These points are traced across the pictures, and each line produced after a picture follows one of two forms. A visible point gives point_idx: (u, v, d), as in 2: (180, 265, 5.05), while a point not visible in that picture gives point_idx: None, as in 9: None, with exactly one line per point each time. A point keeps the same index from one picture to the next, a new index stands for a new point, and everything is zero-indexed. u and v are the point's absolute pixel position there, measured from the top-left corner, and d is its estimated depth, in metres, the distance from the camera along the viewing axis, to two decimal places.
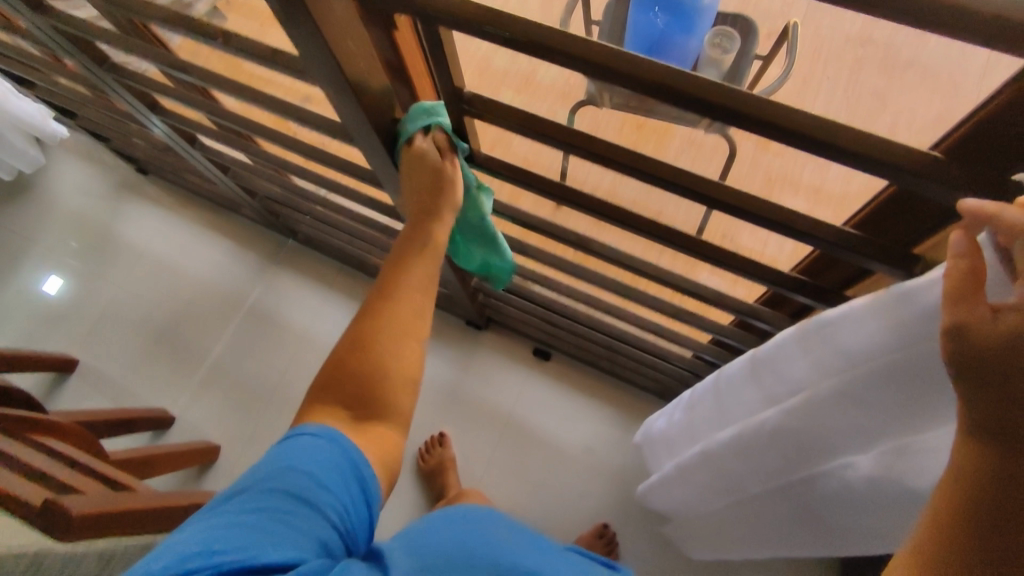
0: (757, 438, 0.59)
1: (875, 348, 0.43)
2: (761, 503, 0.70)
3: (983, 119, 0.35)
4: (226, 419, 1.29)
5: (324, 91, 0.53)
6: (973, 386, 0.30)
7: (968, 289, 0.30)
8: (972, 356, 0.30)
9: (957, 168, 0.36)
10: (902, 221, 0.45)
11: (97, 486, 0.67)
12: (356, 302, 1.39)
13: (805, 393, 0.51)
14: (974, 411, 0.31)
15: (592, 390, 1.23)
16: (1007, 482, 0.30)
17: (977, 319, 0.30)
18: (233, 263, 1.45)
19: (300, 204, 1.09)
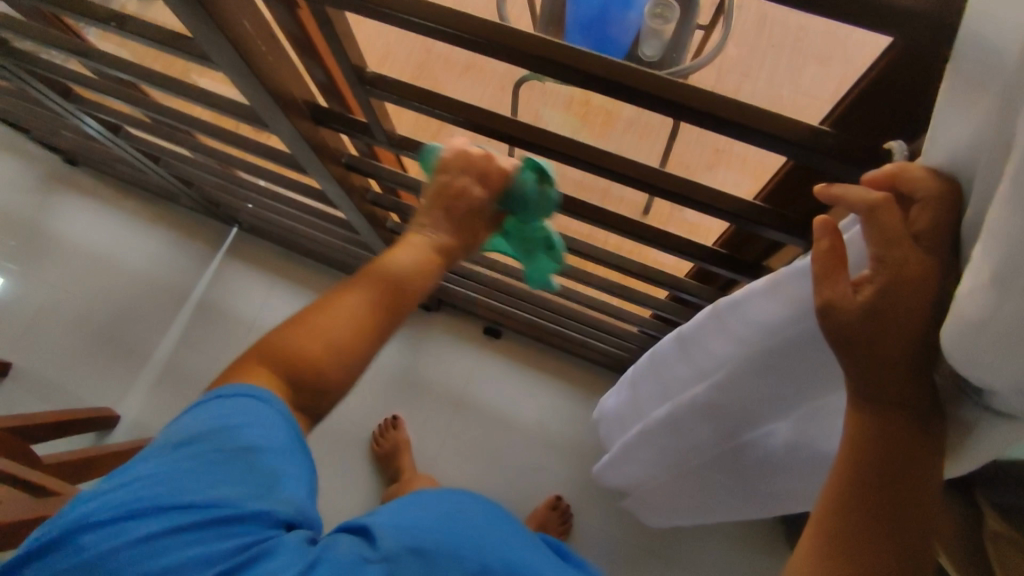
0: (690, 410, 0.61)
1: (778, 322, 0.45)
2: (703, 473, 0.72)
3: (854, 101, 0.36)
4: (175, 414, 1.27)
5: (226, 75, 0.51)
6: (849, 358, 0.32)
7: (828, 264, 0.31)
8: (842, 332, 0.31)
9: (836, 142, 0.37)
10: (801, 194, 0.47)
11: (25, 491, 0.66)
12: (304, 289, 1.37)
13: (727, 366, 0.53)
14: (854, 382, 0.32)
15: (544, 367, 1.25)
16: (893, 444, 0.31)
17: (841, 296, 0.31)
18: (175, 254, 1.41)
19: (236, 192, 1.06)
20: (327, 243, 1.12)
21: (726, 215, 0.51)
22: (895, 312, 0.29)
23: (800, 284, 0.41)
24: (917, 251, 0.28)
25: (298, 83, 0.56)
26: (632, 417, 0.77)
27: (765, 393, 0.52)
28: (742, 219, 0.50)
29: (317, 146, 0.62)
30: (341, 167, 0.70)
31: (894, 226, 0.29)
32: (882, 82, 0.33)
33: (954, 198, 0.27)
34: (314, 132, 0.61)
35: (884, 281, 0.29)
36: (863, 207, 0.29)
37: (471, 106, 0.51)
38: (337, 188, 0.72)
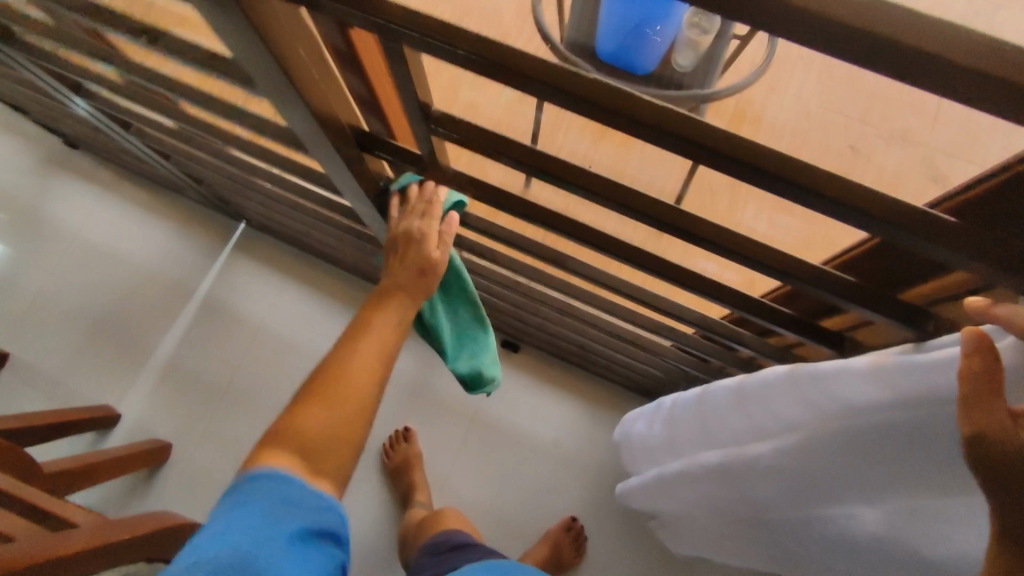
0: (750, 470, 0.57)
1: (873, 405, 0.41)
2: (757, 530, 0.67)
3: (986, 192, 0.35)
4: (177, 416, 1.23)
5: (270, 101, 0.47)
6: (1001, 494, 0.28)
7: (982, 393, 0.28)
8: (997, 471, 0.28)
9: (967, 234, 0.35)
10: (891, 266, 0.46)
11: (29, 525, 0.61)
12: (313, 290, 1.32)
13: (800, 435, 0.49)
14: (1002, 518, 0.29)
15: (560, 383, 1.21)
16: None
17: (999, 429, 0.27)
18: (178, 247, 1.35)
19: (251, 194, 1.00)
20: (343, 250, 1.07)
21: (800, 281, 0.47)
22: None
23: (899, 373, 0.38)
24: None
25: (344, 109, 0.52)
26: (668, 452, 0.75)
27: (826, 470, 0.49)
28: (824, 289, 0.47)
29: (358, 174, 0.58)
30: (378, 191, 0.65)
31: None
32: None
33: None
34: (355, 158, 0.57)
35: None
36: None
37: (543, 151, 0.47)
38: (371, 213, 0.67)
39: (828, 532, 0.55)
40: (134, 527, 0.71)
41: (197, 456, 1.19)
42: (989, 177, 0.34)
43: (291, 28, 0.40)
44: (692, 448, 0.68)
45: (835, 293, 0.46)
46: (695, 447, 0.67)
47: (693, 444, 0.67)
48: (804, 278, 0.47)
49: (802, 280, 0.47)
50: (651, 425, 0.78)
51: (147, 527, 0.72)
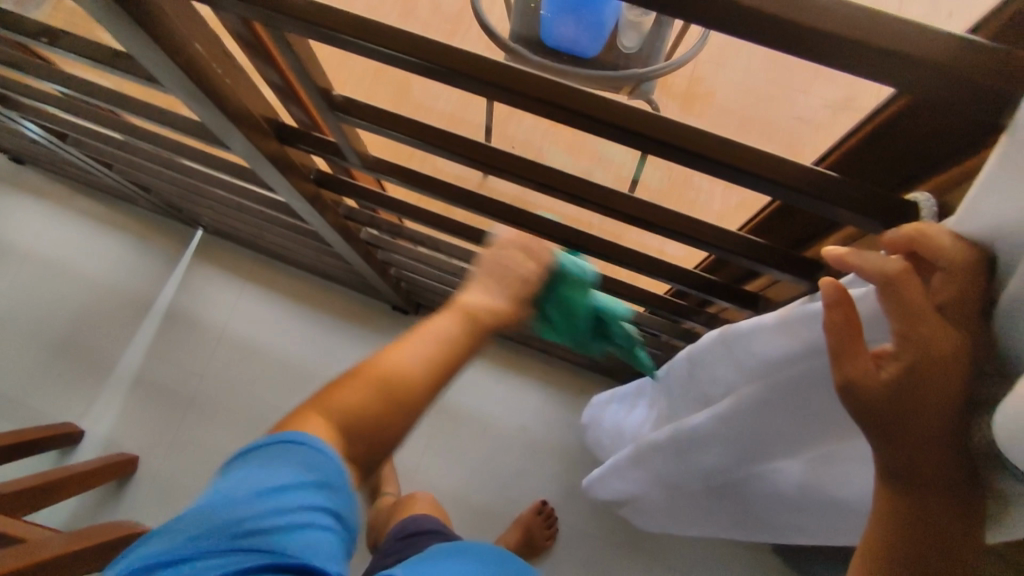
0: (693, 437, 0.58)
1: (787, 359, 0.43)
2: (702, 495, 0.69)
3: (857, 145, 0.37)
4: (142, 429, 1.21)
5: (181, 99, 0.47)
6: (877, 436, 0.29)
7: (845, 338, 0.29)
8: (867, 409, 0.29)
9: (851, 185, 0.37)
10: (799, 225, 0.48)
11: None
12: (273, 293, 1.30)
13: (732, 395, 0.50)
14: (884, 461, 0.30)
15: (525, 369, 1.22)
16: (928, 525, 0.29)
17: (863, 373, 0.29)
18: (134, 258, 1.33)
19: (198, 199, 1.00)
20: (296, 250, 1.07)
21: (720, 250, 0.50)
22: (920, 391, 0.27)
23: (801, 321, 0.40)
24: (945, 331, 0.27)
25: (261, 103, 0.52)
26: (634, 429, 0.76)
27: (759, 428, 0.50)
28: (740, 254, 0.49)
29: (285, 168, 0.58)
30: (311, 185, 0.66)
31: (920, 304, 0.27)
32: (884, 129, 0.34)
33: (984, 270, 0.26)
34: (281, 153, 0.57)
35: (913, 361, 0.27)
36: (878, 277, 0.27)
37: (458, 136, 0.49)
38: (308, 207, 0.68)
39: (766, 486, 0.57)
40: (93, 538, 0.71)
41: (165, 466, 1.18)
42: (851, 134, 0.37)
43: (187, 23, 0.40)
44: (653, 421, 0.69)
45: (743, 256, 0.49)
46: (655, 420, 0.68)
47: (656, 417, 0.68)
48: (712, 243, 0.50)
49: (716, 247, 0.50)
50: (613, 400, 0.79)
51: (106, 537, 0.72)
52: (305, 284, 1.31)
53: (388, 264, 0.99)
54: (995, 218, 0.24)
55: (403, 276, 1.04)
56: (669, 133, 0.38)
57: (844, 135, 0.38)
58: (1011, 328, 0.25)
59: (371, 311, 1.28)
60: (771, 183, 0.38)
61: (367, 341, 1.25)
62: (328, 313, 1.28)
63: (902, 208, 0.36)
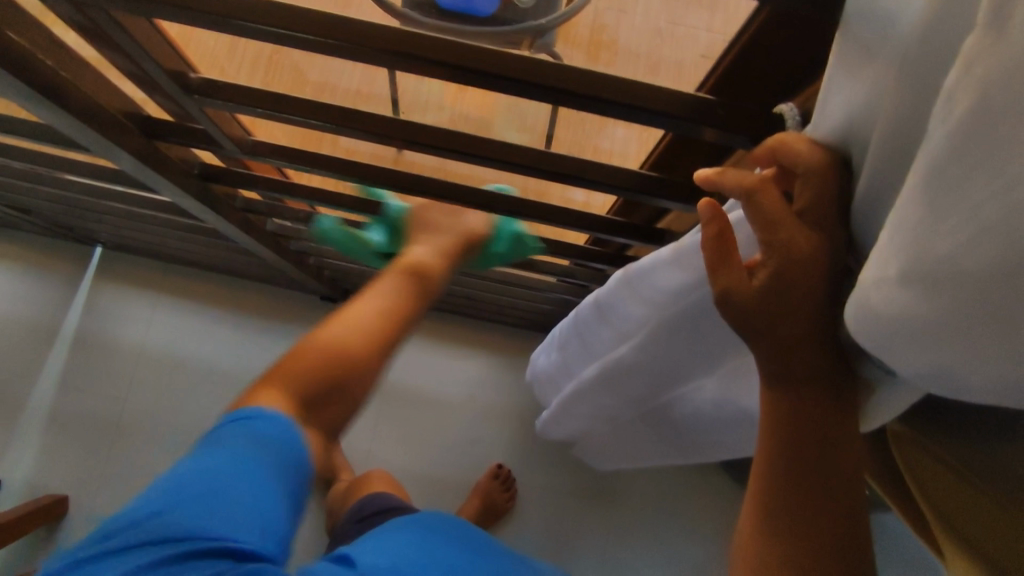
0: (617, 370, 0.60)
1: (682, 287, 0.44)
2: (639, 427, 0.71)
3: (726, 69, 0.38)
4: (69, 465, 1.13)
5: (17, 102, 0.42)
6: (756, 339, 0.31)
7: (721, 250, 0.30)
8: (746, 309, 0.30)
9: (724, 107, 0.38)
10: (690, 154, 0.49)
11: None
12: (190, 301, 1.23)
13: (641, 328, 0.52)
14: (764, 361, 0.32)
15: (464, 339, 1.22)
16: (804, 418, 0.31)
17: (737, 282, 0.30)
18: (26, 288, 1.22)
19: (84, 212, 0.92)
20: (204, 252, 1.01)
21: (618, 189, 0.51)
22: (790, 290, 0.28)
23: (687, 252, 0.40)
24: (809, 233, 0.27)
25: (115, 97, 0.48)
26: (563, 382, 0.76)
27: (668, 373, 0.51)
28: (634, 191, 0.50)
29: (158, 164, 0.54)
30: (196, 179, 0.62)
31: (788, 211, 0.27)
32: (746, 52, 0.36)
33: (839, 167, 0.27)
34: (154, 149, 0.53)
35: (781, 267, 0.28)
36: (740, 191, 0.28)
37: (332, 104, 0.47)
38: (196, 204, 0.63)
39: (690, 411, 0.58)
40: None
41: (101, 498, 1.11)
42: (721, 59, 0.38)
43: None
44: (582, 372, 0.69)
45: (641, 194, 0.50)
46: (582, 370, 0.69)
47: (579, 363, 0.69)
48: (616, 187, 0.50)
49: (616, 188, 0.51)
50: (544, 353, 0.81)
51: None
52: (224, 288, 1.24)
53: (304, 254, 0.95)
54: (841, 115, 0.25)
55: (322, 263, 1.01)
56: (543, 76, 0.37)
57: (718, 60, 0.38)
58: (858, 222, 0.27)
59: (299, 305, 1.23)
60: (649, 113, 0.38)
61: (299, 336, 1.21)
62: (253, 313, 1.23)
63: (770, 123, 0.38)
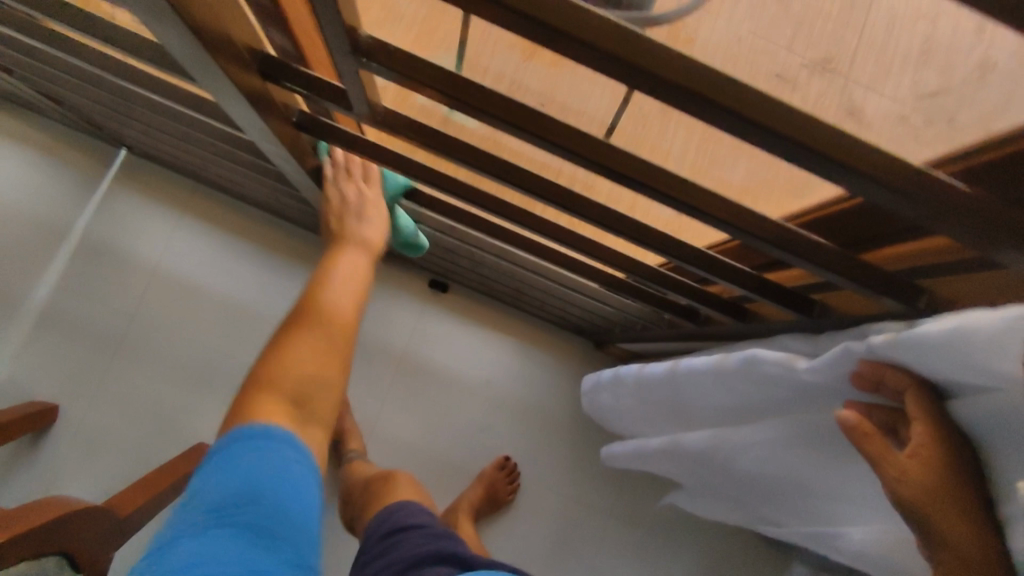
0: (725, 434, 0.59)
1: (835, 382, 0.42)
2: (713, 479, 0.70)
3: (992, 159, 0.33)
4: (62, 373, 1.06)
5: (144, 20, 0.36)
6: (937, 481, 0.35)
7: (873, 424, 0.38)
8: (924, 500, 0.35)
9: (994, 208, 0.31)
10: (867, 223, 0.40)
11: None
12: (215, 227, 1.15)
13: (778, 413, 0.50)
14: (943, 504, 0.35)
15: (493, 321, 1.15)
16: (993, 562, 0.34)
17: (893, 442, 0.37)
18: (42, 177, 1.13)
19: (126, 117, 0.83)
20: (245, 183, 0.93)
21: (786, 252, 0.41)
22: (949, 485, 0.35)
23: (834, 360, 0.41)
24: (946, 443, 0.35)
25: (243, 28, 0.41)
26: (637, 420, 0.79)
27: (795, 462, 0.53)
28: (803, 259, 0.41)
29: (262, 110, 0.47)
30: (289, 127, 0.55)
31: (927, 421, 0.36)
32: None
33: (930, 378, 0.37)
34: (263, 91, 0.47)
35: (929, 427, 0.36)
36: (875, 368, 0.38)
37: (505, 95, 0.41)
38: (281, 152, 0.57)
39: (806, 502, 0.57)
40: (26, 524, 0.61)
41: (91, 417, 1.05)
42: (994, 152, 0.32)
43: None
44: (663, 420, 0.71)
45: (825, 270, 0.41)
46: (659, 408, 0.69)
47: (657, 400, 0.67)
48: (775, 244, 0.41)
49: (789, 255, 0.41)
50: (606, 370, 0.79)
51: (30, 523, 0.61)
52: (252, 221, 1.17)
53: None
54: (937, 330, 0.34)
55: None
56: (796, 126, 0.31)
57: (983, 145, 0.33)
58: (991, 430, 0.34)
59: (326, 254, 1.16)
60: (899, 197, 0.32)
61: None
62: (277, 252, 1.15)
63: None
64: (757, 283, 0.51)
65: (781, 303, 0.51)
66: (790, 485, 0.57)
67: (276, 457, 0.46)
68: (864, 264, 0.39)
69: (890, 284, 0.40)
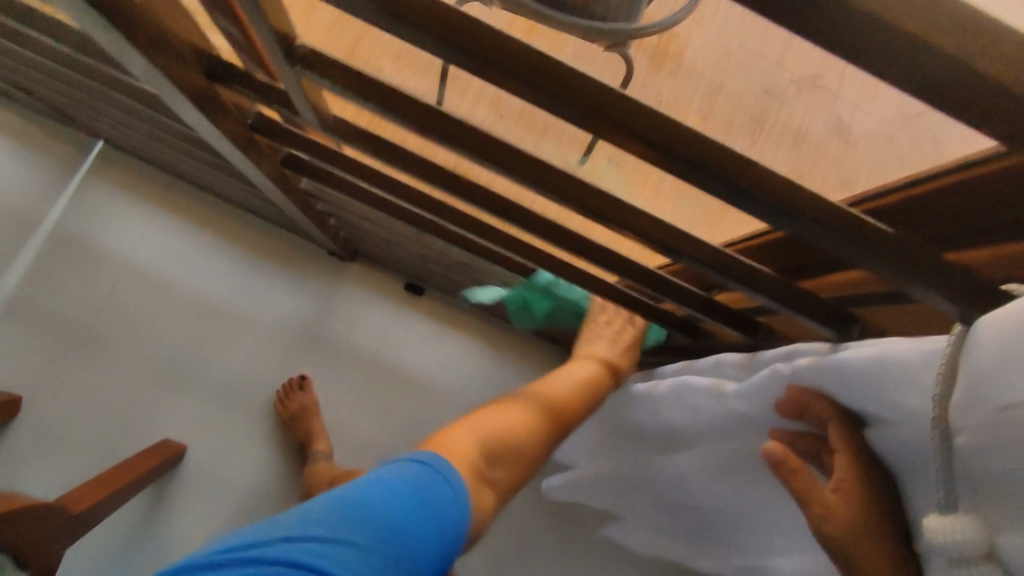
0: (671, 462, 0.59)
1: (765, 411, 0.43)
2: (659, 513, 0.69)
3: (899, 201, 0.34)
4: (26, 363, 1.05)
5: (77, 20, 0.36)
6: (857, 516, 0.34)
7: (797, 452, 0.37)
8: (846, 537, 0.34)
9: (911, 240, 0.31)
10: (794, 253, 0.42)
11: None
12: (190, 223, 1.15)
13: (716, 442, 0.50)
14: (862, 542, 0.34)
15: (469, 328, 1.15)
16: None
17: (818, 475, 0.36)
18: (17, 165, 1.12)
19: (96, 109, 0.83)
20: (217, 180, 0.93)
21: (722, 276, 0.41)
22: (869, 523, 0.34)
23: (766, 385, 0.41)
24: (866, 475, 0.35)
25: (186, 31, 0.41)
26: (584, 444, 0.80)
27: (727, 497, 0.53)
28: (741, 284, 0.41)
29: (210, 111, 0.47)
30: (244, 129, 0.55)
31: (850, 453, 0.35)
32: (935, 192, 0.31)
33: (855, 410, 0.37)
34: (211, 94, 0.46)
35: (852, 459, 0.35)
36: (806, 394, 0.38)
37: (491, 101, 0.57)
38: (237, 153, 0.56)
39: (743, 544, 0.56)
40: None
41: (54, 410, 1.04)
42: (916, 184, 0.32)
43: None
44: (613, 443, 0.72)
45: (762, 295, 0.40)
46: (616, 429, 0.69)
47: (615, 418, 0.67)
48: (713, 267, 0.41)
49: (727, 279, 0.41)
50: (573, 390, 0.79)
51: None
52: (227, 218, 1.16)
53: (327, 213, 0.88)
54: (861, 358, 0.33)
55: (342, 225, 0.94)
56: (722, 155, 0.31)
57: (893, 186, 0.34)
58: (906, 464, 0.33)
59: (302, 254, 1.15)
60: (815, 228, 0.31)
61: (298, 286, 1.14)
62: (252, 251, 1.14)
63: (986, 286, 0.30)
64: (706, 303, 0.51)
65: (728, 324, 0.51)
66: (722, 520, 0.57)
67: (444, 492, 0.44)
68: (802, 292, 0.39)
69: (828, 313, 0.39)
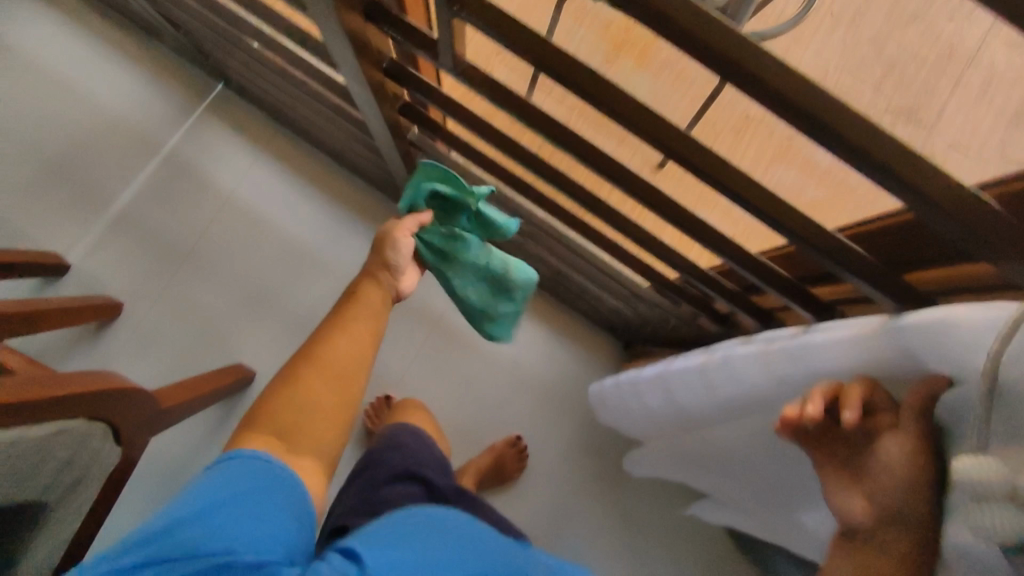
0: (720, 424, 0.65)
1: (823, 372, 0.48)
2: (713, 481, 0.75)
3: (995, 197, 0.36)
4: (133, 274, 1.15)
5: None
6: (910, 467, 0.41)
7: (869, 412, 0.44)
8: (905, 484, 0.41)
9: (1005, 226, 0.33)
10: (910, 245, 0.43)
11: None
12: (290, 169, 1.23)
13: (762, 404, 0.56)
14: (913, 487, 0.40)
15: (531, 304, 1.19)
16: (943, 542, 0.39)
17: (883, 433, 0.43)
18: (148, 95, 1.23)
19: (234, 47, 0.91)
20: (327, 128, 0.99)
21: (823, 254, 0.44)
22: (924, 472, 0.40)
23: (823, 347, 0.47)
24: (924, 433, 0.41)
25: None
26: (631, 419, 0.85)
27: (791, 461, 0.59)
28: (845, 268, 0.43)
29: (359, 48, 0.52)
30: (379, 73, 0.60)
31: (912, 414, 0.41)
32: None
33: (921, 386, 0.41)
34: (365, 32, 0.51)
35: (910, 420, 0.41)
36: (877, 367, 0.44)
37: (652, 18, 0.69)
38: (367, 93, 0.62)
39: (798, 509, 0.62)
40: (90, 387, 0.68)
41: (149, 319, 1.14)
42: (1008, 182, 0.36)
43: None
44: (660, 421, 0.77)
45: (867, 282, 0.43)
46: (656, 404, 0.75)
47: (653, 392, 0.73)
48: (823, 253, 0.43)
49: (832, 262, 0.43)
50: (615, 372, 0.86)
51: (91, 384, 0.67)
52: (326, 169, 1.24)
53: None
54: (925, 321, 0.39)
55: None
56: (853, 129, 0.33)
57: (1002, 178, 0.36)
58: (958, 422, 0.39)
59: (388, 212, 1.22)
60: (923, 198, 0.34)
61: None
62: (342, 202, 1.22)
63: None
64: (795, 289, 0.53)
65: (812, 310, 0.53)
66: (780, 479, 0.63)
67: (264, 468, 0.46)
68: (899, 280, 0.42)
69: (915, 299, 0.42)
